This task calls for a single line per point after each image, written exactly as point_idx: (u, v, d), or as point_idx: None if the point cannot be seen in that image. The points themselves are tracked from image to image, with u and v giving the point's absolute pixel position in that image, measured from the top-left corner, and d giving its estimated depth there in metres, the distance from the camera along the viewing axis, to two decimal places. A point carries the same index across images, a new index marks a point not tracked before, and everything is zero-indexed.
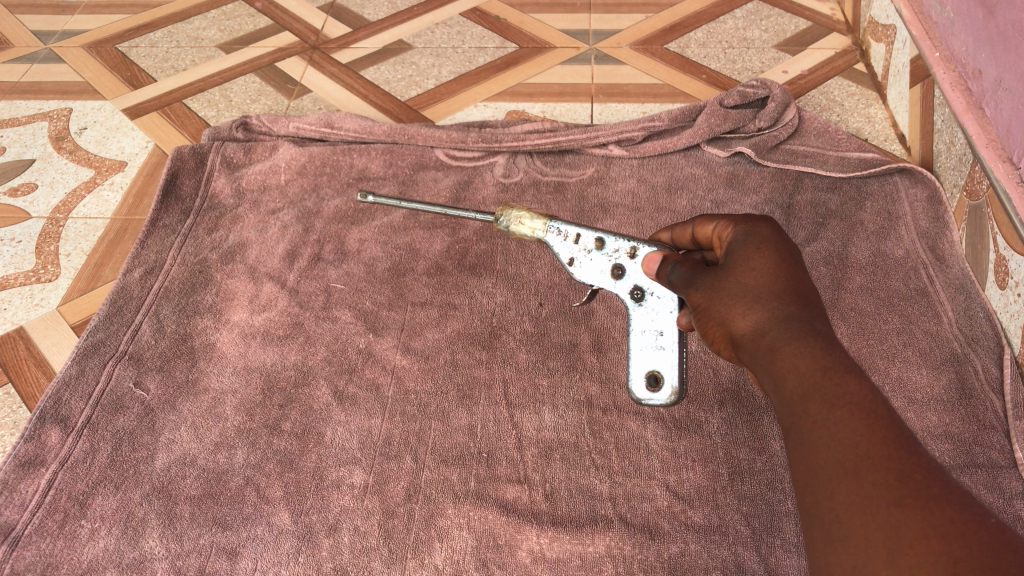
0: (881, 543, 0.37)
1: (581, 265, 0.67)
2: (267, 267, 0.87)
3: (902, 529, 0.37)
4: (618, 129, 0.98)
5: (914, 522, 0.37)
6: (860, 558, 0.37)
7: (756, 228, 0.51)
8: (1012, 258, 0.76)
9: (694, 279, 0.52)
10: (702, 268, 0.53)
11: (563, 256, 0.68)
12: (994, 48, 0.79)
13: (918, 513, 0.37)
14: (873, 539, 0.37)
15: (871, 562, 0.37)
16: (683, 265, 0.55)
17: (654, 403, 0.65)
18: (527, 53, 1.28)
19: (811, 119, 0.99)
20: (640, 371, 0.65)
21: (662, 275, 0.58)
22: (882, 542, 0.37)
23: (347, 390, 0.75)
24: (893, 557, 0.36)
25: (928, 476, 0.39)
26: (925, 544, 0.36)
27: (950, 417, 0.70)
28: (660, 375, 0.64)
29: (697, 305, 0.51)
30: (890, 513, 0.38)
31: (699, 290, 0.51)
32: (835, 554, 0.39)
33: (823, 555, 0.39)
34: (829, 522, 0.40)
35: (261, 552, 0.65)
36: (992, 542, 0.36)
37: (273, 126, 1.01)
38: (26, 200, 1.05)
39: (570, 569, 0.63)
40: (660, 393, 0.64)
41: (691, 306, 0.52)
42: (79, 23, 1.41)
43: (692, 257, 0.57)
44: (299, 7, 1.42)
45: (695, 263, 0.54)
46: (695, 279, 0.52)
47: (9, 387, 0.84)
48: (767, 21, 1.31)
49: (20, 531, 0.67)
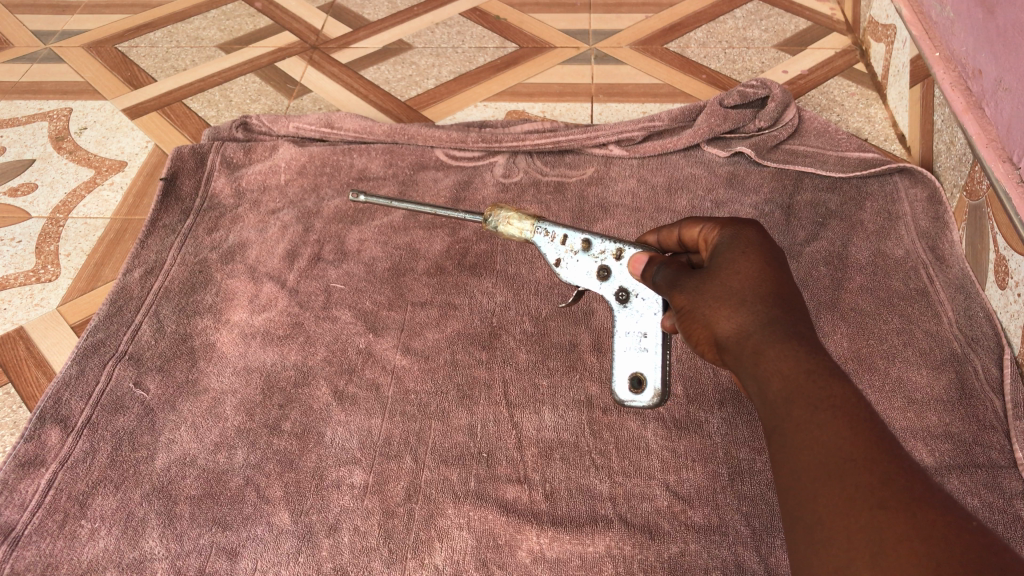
0: (863, 544, 0.37)
1: (569, 267, 0.67)
2: (267, 267, 0.87)
3: (885, 531, 0.37)
4: (618, 129, 0.98)
5: (896, 524, 0.37)
6: (843, 559, 0.37)
7: (742, 231, 0.51)
8: (1012, 258, 0.76)
9: (679, 281, 0.52)
10: (686, 270, 0.53)
11: (551, 258, 0.68)
12: (994, 48, 0.79)
13: (901, 515, 0.37)
14: (856, 540, 0.37)
15: (853, 564, 0.37)
16: (667, 266, 0.55)
17: (636, 405, 0.65)
18: (527, 53, 1.28)
19: (810, 119, 0.99)
20: (625, 372, 0.65)
21: (646, 275, 0.58)
22: (864, 544, 0.37)
23: (347, 390, 0.75)
24: (875, 559, 0.36)
25: (910, 478, 0.39)
26: (908, 545, 0.36)
27: (950, 417, 0.70)
28: (644, 377, 0.64)
29: (681, 307, 0.51)
30: (872, 515, 0.38)
31: (683, 292, 0.50)
32: (817, 555, 0.39)
33: (806, 556, 0.39)
34: (812, 524, 0.40)
35: (261, 552, 0.65)
36: (975, 543, 0.36)
37: (272, 126, 1.01)
38: (25, 200, 1.05)
39: (570, 569, 0.63)
40: (643, 394, 0.64)
41: (674, 308, 0.52)
42: (79, 23, 1.41)
43: (678, 258, 0.57)
44: (299, 7, 1.42)
45: (680, 265, 0.54)
46: (680, 281, 0.52)
47: (9, 387, 0.84)
48: (767, 21, 1.31)
49: (20, 531, 0.67)
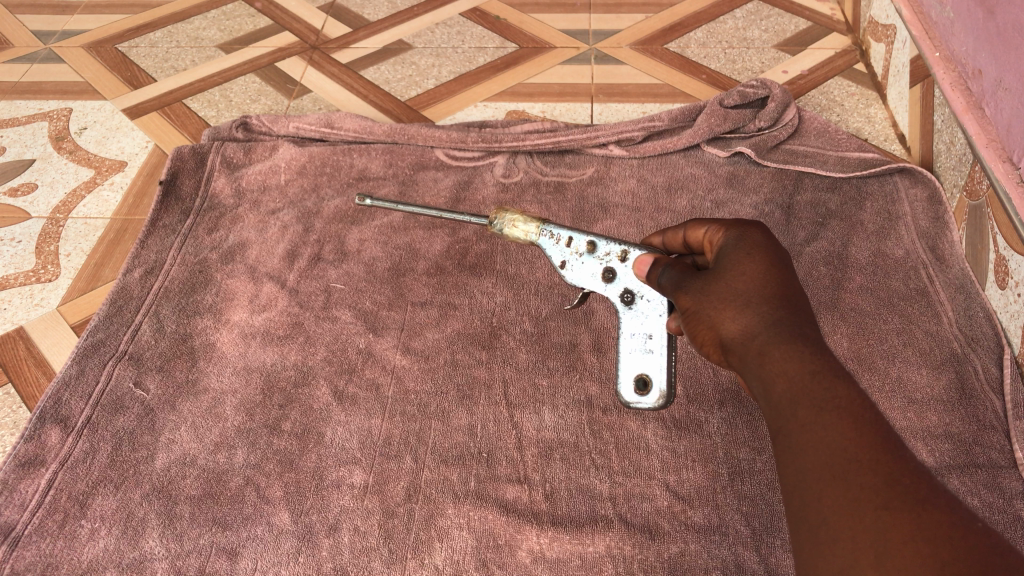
0: (867, 545, 0.37)
1: (573, 269, 0.67)
2: (267, 267, 0.87)
3: (889, 532, 0.37)
4: (618, 129, 0.98)
5: (901, 526, 0.37)
6: (847, 560, 0.38)
7: (747, 233, 0.51)
8: (1012, 258, 0.76)
9: (684, 283, 0.52)
10: (692, 272, 0.53)
11: (556, 260, 0.68)
12: (994, 48, 0.79)
13: (905, 517, 0.37)
14: (860, 542, 0.38)
15: (857, 565, 0.37)
16: (673, 269, 0.55)
17: (641, 406, 0.65)
18: (527, 53, 1.28)
19: (810, 119, 1.00)
20: (631, 373, 0.65)
21: (652, 277, 0.58)
22: (868, 545, 0.37)
23: (347, 390, 0.75)
24: (879, 561, 0.37)
25: (915, 479, 0.39)
26: (912, 547, 0.36)
27: (950, 417, 0.70)
28: (649, 379, 0.64)
29: (686, 309, 0.51)
30: (877, 516, 0.38)
31: (689, 294, 0.51)
32: (821, 556, 0.39)
33: (809, 557, 0.39)
34: (816, 525, 0.40)
35: (261, 552, 0.65)
36: (980, 545, 0.36)
37: (273, 126, 1.01)
38: (25, 200, 1.05)
39: (570, 568, 0.63)
40: (648, 396, 0.64)
41: (680, 310, 0.52)
42: (79, 23, 1.41)
43: (683, 260, 0.57)
44: (299, 7, 1.42)
45: (686, 267, 0.54)
46: (685, 283, 0.52)
47: (9, 387, 0.84)
48: (767, 22, 1.31)
49: (20, 531, 0.67)
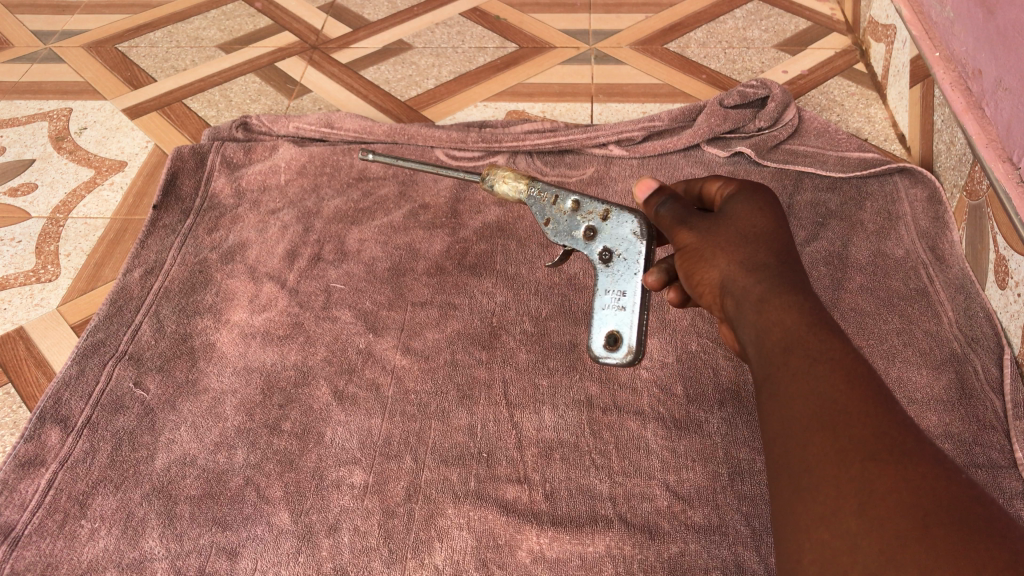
0: (851, 492, 0.38)
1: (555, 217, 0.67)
2: (267, 267, 0.87)
3: (873, 482, 0.38)
4: (618, 129, 0.98)
5: (885, 475, 0.38)
6: (830, 506, 0.39)
7: (755, 191, 0.54)
8: (1012, 258, 0.76)
9: (688, 221, 0.53)
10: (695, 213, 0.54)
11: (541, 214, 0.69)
12: (994, 47, 0.79)
13: (891, 468, 0.38)
14: (844, 489, 0.39)
15: (840, 509, 0.38)
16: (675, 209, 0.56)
17: (607, 359, 0.63)
18: (527, 54, 1.28)
19: (810, 119, 1.00)
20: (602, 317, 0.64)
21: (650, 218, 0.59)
22: (852, 493, 0.38)
23: (347, 390, 0.75)
24: (863, 509, 0.38)
25: (903, 435, 0.40)
26: (894, 496, 0.37)
27: (950, 417, 0.70)
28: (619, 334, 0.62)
29: (686, 246, 0.52)
30: (863, 466, 0.39)
31: (692, 233, 0.52)
32: (804, 503, 0.40)
33: (792, 506, 0.41)
34: (801, 475, 0.41)
35: (261, 552, 0.65)
36: (961, 497, 0.37)
37: (273, 126, 1.01)
38: (25, 200, 1.05)
39: (570, 569, 0.63)
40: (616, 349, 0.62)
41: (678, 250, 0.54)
42: (79, 23, 1.41)
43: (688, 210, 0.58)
44: (300, 7, 1.43)
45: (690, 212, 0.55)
46: (689, 222, 0.53)
47: (9, 387, 0.83)
48: (768, 22, 1.31)
49: (20, 531, 0.67)
